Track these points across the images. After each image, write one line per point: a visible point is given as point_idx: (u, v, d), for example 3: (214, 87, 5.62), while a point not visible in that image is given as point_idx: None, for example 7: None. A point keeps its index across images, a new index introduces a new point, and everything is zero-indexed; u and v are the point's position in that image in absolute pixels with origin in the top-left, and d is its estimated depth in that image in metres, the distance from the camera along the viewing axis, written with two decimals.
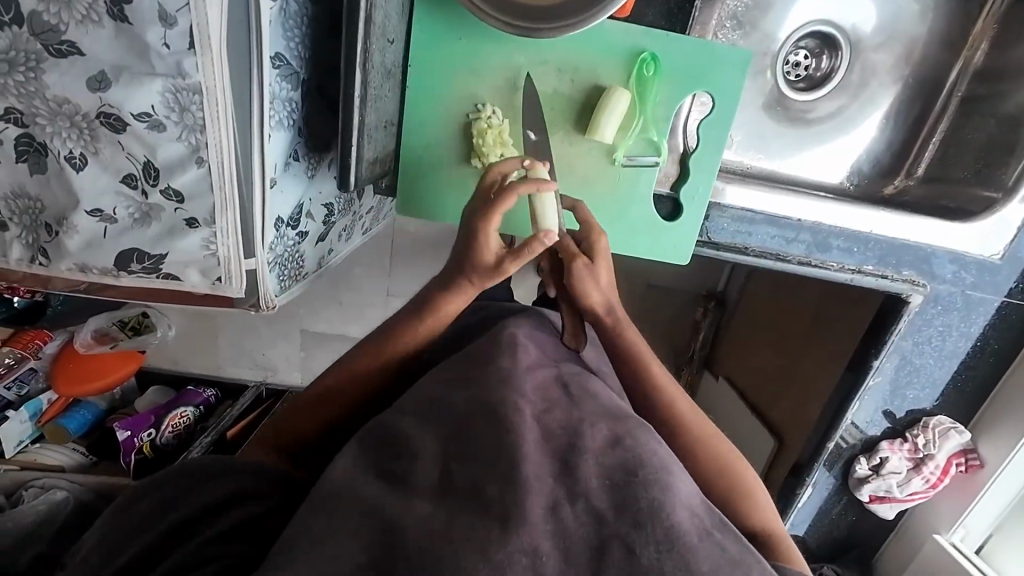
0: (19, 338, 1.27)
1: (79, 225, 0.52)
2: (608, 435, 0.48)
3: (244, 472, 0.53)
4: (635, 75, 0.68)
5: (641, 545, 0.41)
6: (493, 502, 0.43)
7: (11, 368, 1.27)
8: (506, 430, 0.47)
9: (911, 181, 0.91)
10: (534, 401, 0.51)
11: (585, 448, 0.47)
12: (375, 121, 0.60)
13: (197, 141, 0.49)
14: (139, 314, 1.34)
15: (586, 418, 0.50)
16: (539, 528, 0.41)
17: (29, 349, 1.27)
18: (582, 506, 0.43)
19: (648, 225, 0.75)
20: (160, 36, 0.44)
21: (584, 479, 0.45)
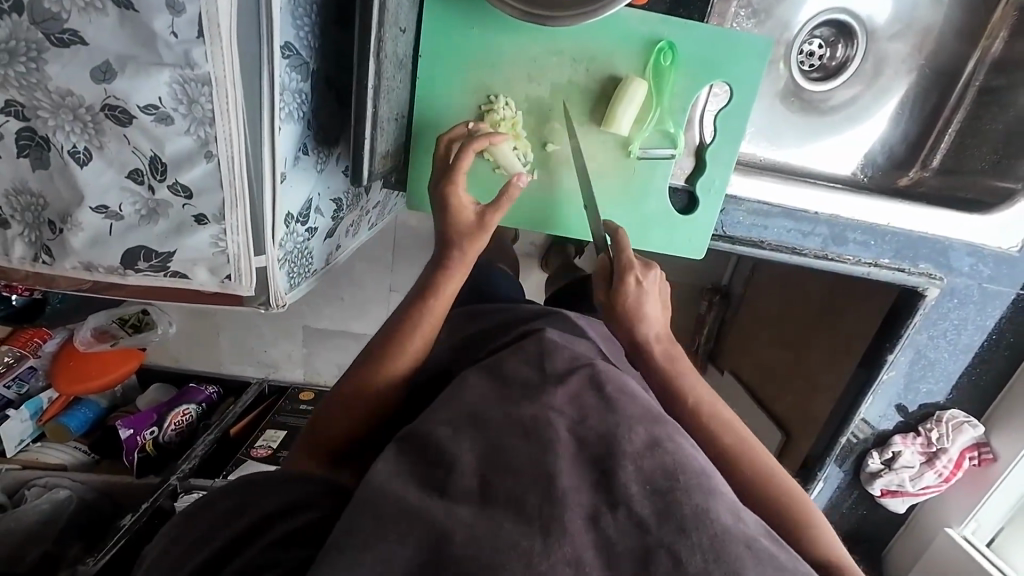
0: (16, 336, 1.22)
1: (83, 222, 0.50)
2: (646, 438, 0.48)
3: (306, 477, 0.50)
4: (652, 65, 0.66)
5: (687, 553, 0.39)
6: (534, 511, 0.42)
7: (10, 366, 1.22)
8: (543, 446, 0.46)
9: (926, 173, 0.89)
10: (568, 409, 0.50)
11: (624, 452, 0.46)
12: (387, 113, 0.58)
13: (206, 135, 0.47)
14: (140, 311, 1.31)
15: (623, 421, 0.49)
16: (580, 537, 0.40)
17: (30, 348, 1.23)
18: (624, 514, 0.42)
19: (663, 219, 0.74)
20: (168, 24, 0.42)
21: (623, 485, 0.44)
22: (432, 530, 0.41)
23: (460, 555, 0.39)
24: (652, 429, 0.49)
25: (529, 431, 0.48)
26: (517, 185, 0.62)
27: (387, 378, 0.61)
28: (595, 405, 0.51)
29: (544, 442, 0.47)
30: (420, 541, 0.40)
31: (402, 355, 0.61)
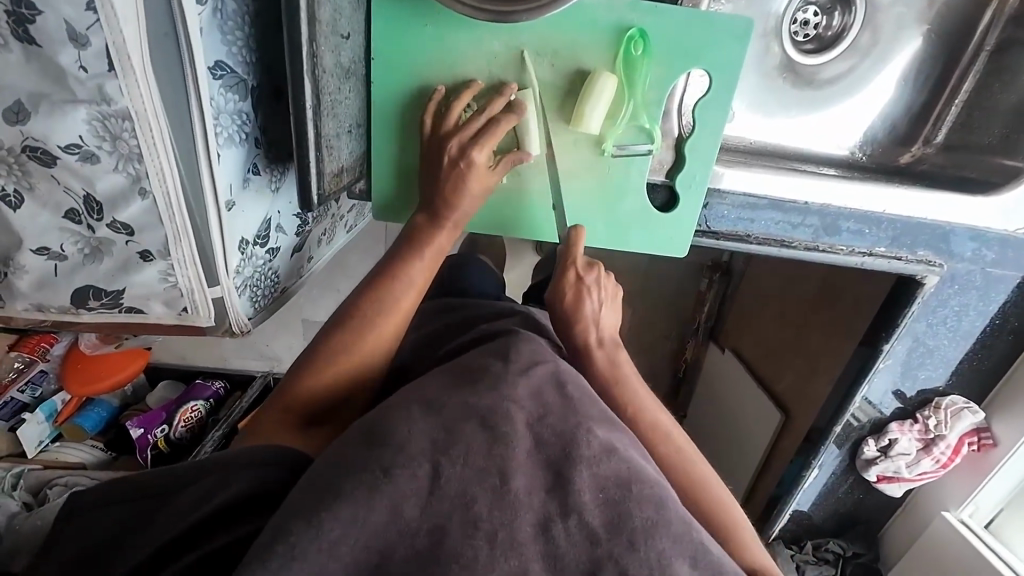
0: (23, 342, 1.21)
1: (26, 265, 0.49)
2: (602, 443, 0.48)
3: (234, 466, 0.47)
4: (622, 56, 0.61)
5: (634, 567, 0.40)
6: (483, 514, 0.41)
7: (21, 371, 1.26)
8: (498, 439, 0.46)
9: (929, 149, 0.84)
10: (527, 409, 0.50)
11: (578, 460, 0.46)
12: (335, 129, 0.55)
13: (136, 171, 0.45)
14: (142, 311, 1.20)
15: (581, 427, 0.49)
16: (529, 549, 0.40)
17: (37, 353, 1.23)
18: (575, 523, 0.42)
19: (642, 218, 0.70)
20: (74, 58, 0.39)
21: (577, 495, 0.43)
22: (377, 539, 0.39)
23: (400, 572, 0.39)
24: (608, 433, 0.50)
25: (487, 421, 0.48)
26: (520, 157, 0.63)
27: (369, 343, 0.62)
28: (556, 405, 0.52)
29: (500, 436, 0.46)
30: (364, 550, 0.39)
31: (387, 313, 0.62)
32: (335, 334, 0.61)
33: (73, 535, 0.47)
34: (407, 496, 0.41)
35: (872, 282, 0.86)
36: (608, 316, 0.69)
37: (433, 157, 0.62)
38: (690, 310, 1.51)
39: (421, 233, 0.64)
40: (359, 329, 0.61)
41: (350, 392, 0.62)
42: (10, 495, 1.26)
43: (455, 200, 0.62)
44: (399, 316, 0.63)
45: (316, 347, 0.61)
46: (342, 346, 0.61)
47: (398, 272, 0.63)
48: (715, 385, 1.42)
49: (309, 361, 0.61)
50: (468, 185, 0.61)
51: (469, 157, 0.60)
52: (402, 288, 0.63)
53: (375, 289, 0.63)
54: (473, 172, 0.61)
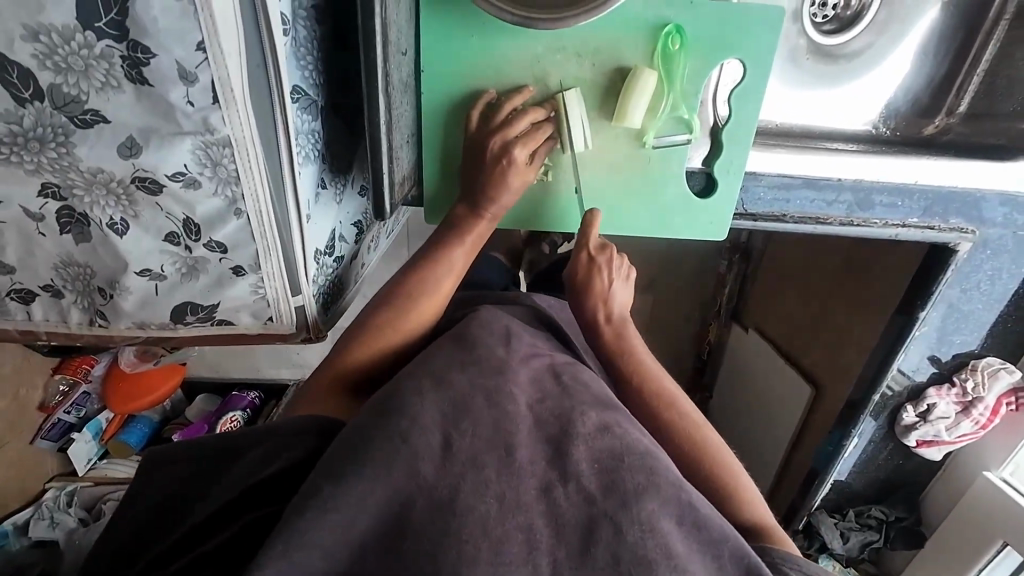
0: (66, 364, 1.28)
1: (131, 286, 0.53)
2: (597, 423, 0.52)
3: (288, 433, 0.52)
4: (660, 53, 0.64)
5: (626, 524, 0.45)
6: (491, 475, 0.46)
7: (67, 393, 1.31)
8: (502, 416, 0.51)
9: (953, 120, 0.86)
10: (529, 392, 0.55)
11: (577, 434, 0.50)
12: (401, 139, 0.59)
13: (234, 194, 0.48)
14: None
15: (576, 407, 0.54)
16: (533, 508, 0.45)
17: (80, 375, 1.30)
18: (574, 488, 0.47)
19: (683, 206, 0.74)
20: (183, 95, 0.42)
21: (575, 462, 0.48)
22: (398, 490, 0.45)
23: (422, 520, 0.44)
24: (603, 414, 0.54)
25: (492, 397, 0.52)
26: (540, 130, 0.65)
27: (413, 321, 0.66)
28: (553, 391, 0.56)
29: (504, 414, 0.51)
30: (387, 500, 0.44)
31: (428, 294, 0.67)
32: (381, 311, 0.65)
33: (147, 493, 0.51)
34: (423, 460, 0.46)
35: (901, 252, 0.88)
36: (620, 294, 0.72)
37: (482, 162, 0.66)
38: (711, 290, 1.54)
39: (459, 223, 0.68)
40: (407, 308, 0.66)
41: (390, 366, 0.65)
42: (65, 512, 1.33)
43: (495, 196, 0.66)
44: (437, 299, 0.68)
45: (364, 323, 0.65)
46: (387, 321, 0.65)
47: (436, 260, 0.68)
48: (739, 366, 1.46)
49: (355, 336, 0.65)
50: (511, 180, 0.65)
51: (511, 155, 0.64)
52: (441, 273, 0.68)
53: (417, 274, 0.67)
54: (512, 174, 0.65)
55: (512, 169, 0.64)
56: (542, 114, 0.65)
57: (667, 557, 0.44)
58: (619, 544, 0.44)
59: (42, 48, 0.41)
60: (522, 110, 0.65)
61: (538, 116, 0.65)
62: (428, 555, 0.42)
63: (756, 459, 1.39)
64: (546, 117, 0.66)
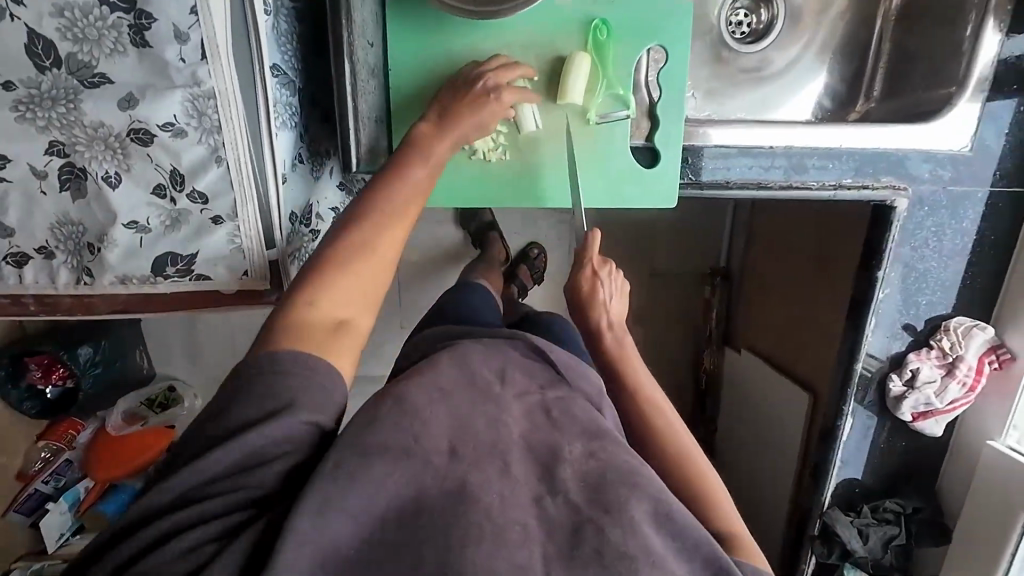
0: (53, 429, 1.27)
1: (117, 238, 0.58)
2: (585, 447, 0.50)
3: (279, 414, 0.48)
4: (592, 42, 0.75)
5: (609, 527, 0.44)
6: (490, 478, 0.45)
7: (48, 461, 1.26)
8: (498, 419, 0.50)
9: (871, 104, 0.98)
10: (522, 421, 0.52)
11: (565, 459, 0.49)
12: (368, 114, 0.69)
13: (215, 142, 0.55)
14: (165, 389, 1.37)
15: (565, 438, 0.51)
16: (524, 509, 0.45)
17: (64, 440, 1.27)
18: (562, 499, 0.46)
19: (633, 175, 0.81)
20: (177, 52, 0.51)
21: (562, 480, 0.47)
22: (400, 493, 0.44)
23: (428, 519, 0.43)
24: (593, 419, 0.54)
25: (488, 409, 0.52)
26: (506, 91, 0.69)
27: (382, 240, 0.60)
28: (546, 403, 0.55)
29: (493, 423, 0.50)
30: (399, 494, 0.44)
31: (397, 209, 0.61)
32: (348, 231, 0.59)
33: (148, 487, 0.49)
34: (434, 453, 0.46)
35: (848, 245, 1.04)
36: (618, 304, 0.78)
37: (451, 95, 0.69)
38: (700, 316, 1.58)
39: (422, 141, 0.66)
40: (375, 225, 0.60)
41: (366, 295, 0.58)
42: None
43: (458, 118, 0.67)
44: (408, 216, 0.62)
45: (330, 246, 0.59)
46: (356, 244, 0.58)
47: (402, 177, 0.63)
48: (739, 387, 1.47)
49: (324, 263, 0.58)
50: (484, 113, 0.68)
51: (482, 81, 0.69)
52: (408, 187, 0.62)
53: (384, 192, 0.62)
54: (482, 98, 0.68)
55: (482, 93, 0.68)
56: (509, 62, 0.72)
57: (647, 555, 0.43)
58: (602, 553, 0.43)
59: (64, 22, 0.50)
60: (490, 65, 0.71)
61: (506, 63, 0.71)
62: (436, 540, 0.41)
63: (773, 476, 1.34)
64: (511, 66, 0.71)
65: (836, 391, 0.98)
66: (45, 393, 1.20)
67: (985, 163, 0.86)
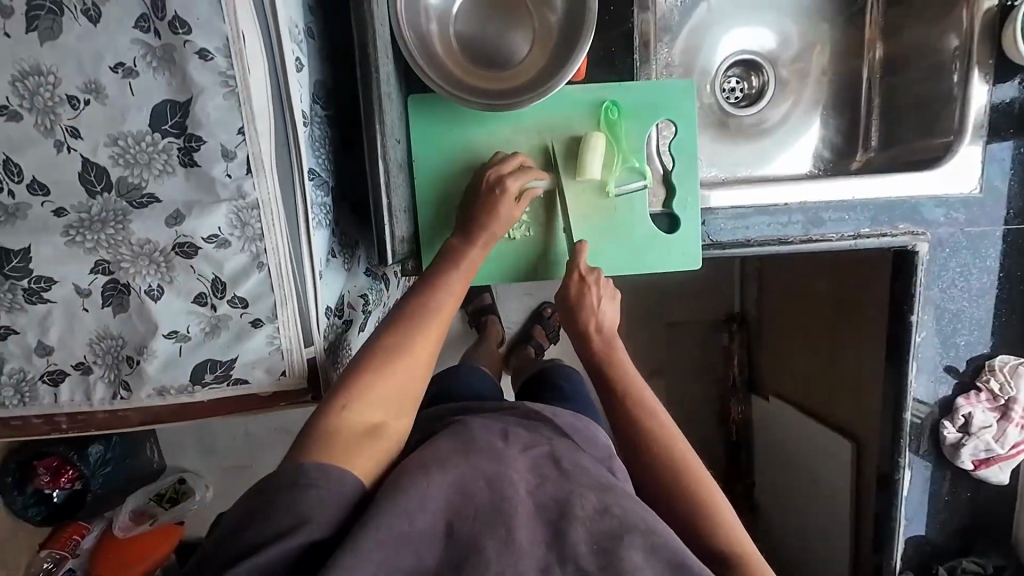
0: (57, 536, 1.19)
1: (157, 349, 0.58)
2: (595, 506, 0.52)
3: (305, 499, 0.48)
4: (604, 121, 0.79)
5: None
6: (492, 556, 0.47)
7: (50, 571, 1.17)
8: (503, 501, 0.51)
9: (871, 154, 1.01)
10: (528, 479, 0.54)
11: (573, 518, 0.51)
12: (399, 206, 0.71)
13: (257, 249, 0.57)
14: (174, 482, 1.29)
15: (574, 491, 0.53)
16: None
17: (68, 548, 1.18)
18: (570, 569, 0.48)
19: (654, 241, 0.82)
20: (224, 169, 0.54)
21: (571, 546, 0.49)
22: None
23: None
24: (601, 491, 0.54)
25: (492, 482, 0.52)
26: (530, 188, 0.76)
27: (419, 344, 0.63)
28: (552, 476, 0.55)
29: (502, 496, 0.51)
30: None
31: (434, 315, 0.66)
32: (387, 337, 0.63)
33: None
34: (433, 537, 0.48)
35: (864, 284, 1.00)
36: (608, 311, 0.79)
37: (476, 200, 0.75)
38: (720, 367, 1.55)
39: (455, 252, 0.72)
40: (413, 331, 0.64)
41: (402, 398, 0.61)
42: None
43: (487, 223, 0.73)
44: (441, 320, 0.66)
45: (371, 351, 0.62)
46: (394, 349, 0.62)
47: (437, 283, 0.68)
48: (770, 436, 1.42)
49: (363, 369, 0.60)
50: (502, 209, 0.73)
51: (504, 184, 0.73)
52: (444, 296, 0.67)
53: (420, 299, 0.67)
54: (505, 199, 0.73)
55: (506, 195, 0.73)
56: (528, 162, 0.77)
57: None
58: None
59: (118, 150, 0.53)
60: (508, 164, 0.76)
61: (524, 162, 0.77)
62: None
63: (819, 534, 1.26)
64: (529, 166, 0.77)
65: (888, 449, 0.94)
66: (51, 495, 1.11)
67: (997, 201, 0.87)
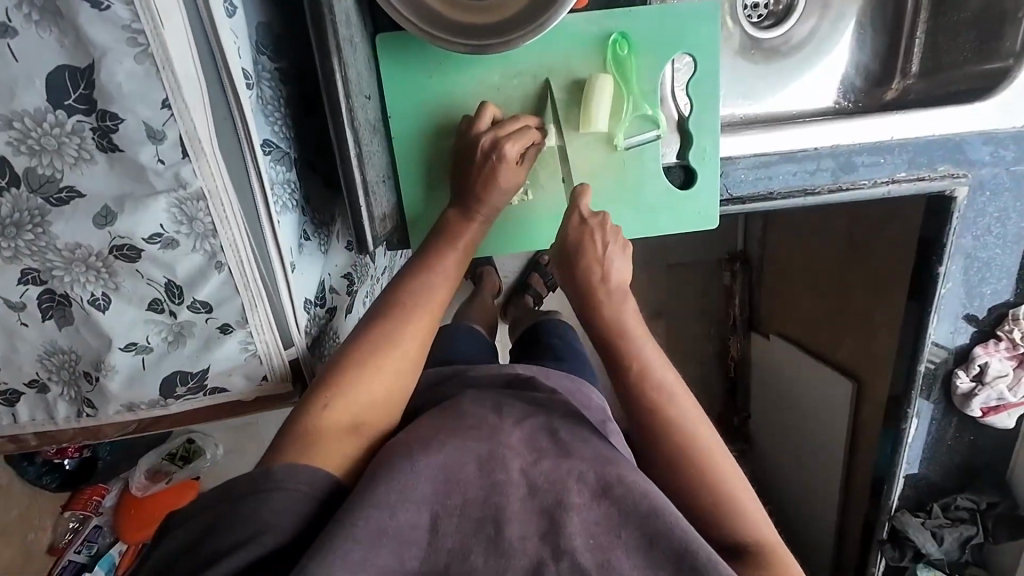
0: (76, 497, 1.04)
1: (116, 364, 0.51)
2: (591, 477, 0.45)
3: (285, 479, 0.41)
4: (611, 59, 0.67)
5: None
6: (478, 562, 0.40)
7: (75, 532, 1.03)
8: (494, 486, 0.44)
9: (909, 81, 0.87)
10: (522, 453, 0.47)
11: (571, 504, 0.43)
12: (375, 176, 0.63)
13: (212, 247, 0.48)
14: (184, 440, 1.10)
15: (571, 464, 0.46)
16: None
17: (91, 508, 1.04)
18: (568, 563, 0.40)
19: (666, 200, 0.73)
20: (153, 154, 0.44)
21: (568, 536, 0.41)
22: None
23: None
24: (599, 466, 0.47)
25: (483, 463, 0.45)
26: (532, 132, 0.65)
27: (412, 332, 0.55)
28: (546, 447, 0.48)
29: (493, 485, 0.44)
30: None
31: (427, 301, 0.58)
32: (376, 325, 0.55)
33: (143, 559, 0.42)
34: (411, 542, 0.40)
35: (895, 223, 0.91)
36: (618, 263, 0.64)
37: (470, 163, 0.65)
38: (719, 307, 1.44)
39: (449, 229, 0.64)
40: (406, 318, 0.56)
41: (392, 393, 0.53)
42: None
43: (484, 195, 0.64)
44: (435, 306, 0.58)
45: (357, 340, 0.54)
46: (385, 339, 0.54)
47: (431, 267, 0.60)
48: (766, 379, 1.38)
49: (347, 357, 0.52)
50: (502, 178, 0.64)
51: (501, 149, 0.63)
52: (438, 279, 0.60)
53: (411, 282, 0.59)
54: (503, 157, 0.63)
55: (505, 151, 0.63)
56: (535, 120, 0.67)
57: None
58: None
59: (15, 134, 0.42)
60: (506, 120, 0.66)
61: (529, 120, 0.66)
62: None
63: (815, 470, 1.27)
64: (529, 121, 0.66)
65: (901, 384, 0.92)
66: (64, 465, 1.00)
67: None
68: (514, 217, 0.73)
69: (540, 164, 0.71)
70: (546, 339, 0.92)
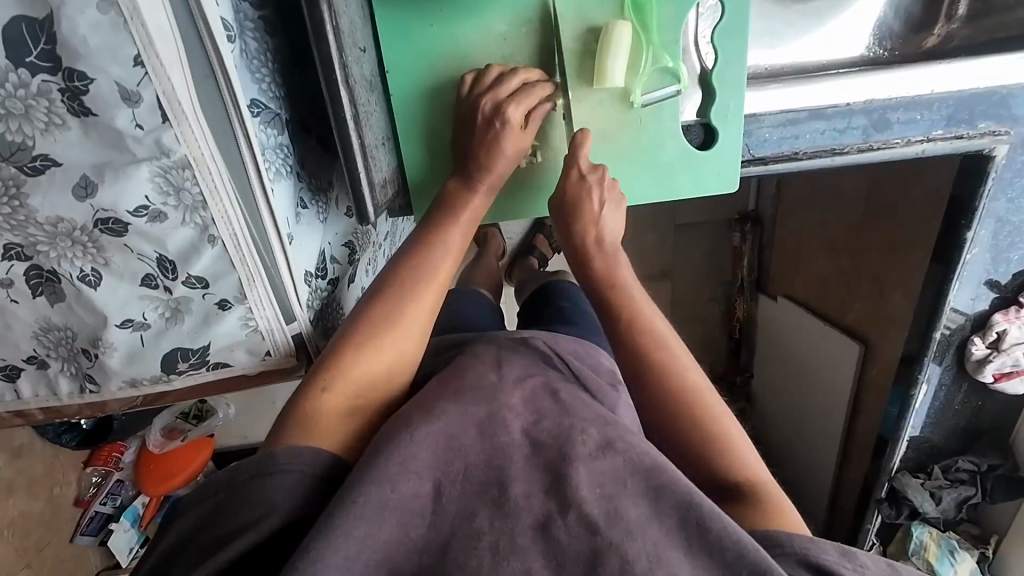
0: (95, 454, 1.05)
1: (115, 341, 0.49)
2: (598, 439, 0.43)
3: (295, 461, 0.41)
4: (630, 5, 0.61)
5: (634, 553, 0.36)
6: (485, 524, 0.38)
7: (99, 486, 1.06)
8: (498, 450, 0.42)
9: (954, 26, 0.77)
10: (524, 415, 0.46)
11: (576, 455, 0.41)
12: (374, 139, 0.59)
13: (203, 220, 0.45)
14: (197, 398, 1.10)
15: (577, 424, 0.45)
16: (529, 549, 0.37)
17: (112, 465, 1.06)
18: (574, 517, 0.38)
19: (685, 162, 0.68)
20: (130, 118, 0.40)
21: (576, 488, 0.39)
22: (389, 557, 0.37)
23: None
24: (607, 428, 0.45)
25: (489, 429, 0.44)
26: (536, 91, 0.60)
27: (414, 311, 0.53)
28: (553, 411, 0.47)
29: (499, 449, 0.42)
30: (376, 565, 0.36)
31: (430, 277, 0.55)
32: (375, 305, 0.53)
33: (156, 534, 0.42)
34: (416, 513, 0.39)
35: (920, 182, 0.87)
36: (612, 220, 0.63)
37: (469, 127, 0.61)
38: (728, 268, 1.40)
39: (450, 202, 0.60)
40: (405, 297, 0.53)
41: (395, 372, 0.51)
42: None
43: (487, 162, 0.60)
44: (437, 284, 0.56)
45: (355, 319, 0.52)
46: (384, 318, 0.52)
47: (432, 243, 0.57)
48: (771, 341, 1.37)
49: (345, 337, 0.51)
50: (504, 144, 0.59)
51: (503, 114, 0.58)
52: (439, 254, 0.57)
53: (411, 258, 0.56)
54: (506, 121, 0.59)
55: (507, 113, 0.58)
56: (538, 75, 0.62)
57: None
58: None
59: None
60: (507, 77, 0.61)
61: (532, 76, 0.61)
62: None
63: (814, 430, 1.28)
64: (531, 79, 0.61)
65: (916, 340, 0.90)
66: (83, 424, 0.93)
67: None
68: (519, 183, 0.69)
69: (546, 126, 0.66)
70: (552, 301, 0.89)
